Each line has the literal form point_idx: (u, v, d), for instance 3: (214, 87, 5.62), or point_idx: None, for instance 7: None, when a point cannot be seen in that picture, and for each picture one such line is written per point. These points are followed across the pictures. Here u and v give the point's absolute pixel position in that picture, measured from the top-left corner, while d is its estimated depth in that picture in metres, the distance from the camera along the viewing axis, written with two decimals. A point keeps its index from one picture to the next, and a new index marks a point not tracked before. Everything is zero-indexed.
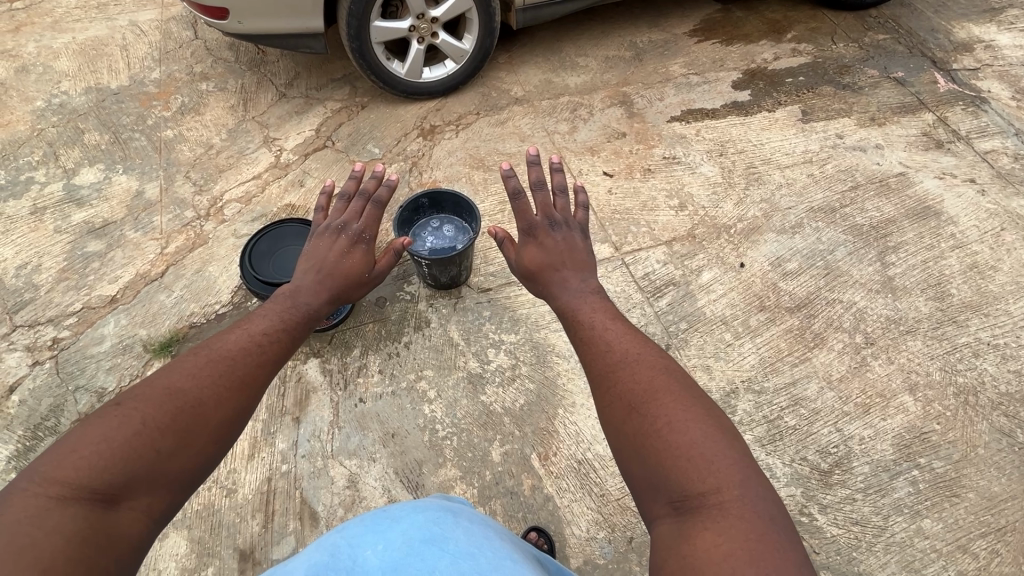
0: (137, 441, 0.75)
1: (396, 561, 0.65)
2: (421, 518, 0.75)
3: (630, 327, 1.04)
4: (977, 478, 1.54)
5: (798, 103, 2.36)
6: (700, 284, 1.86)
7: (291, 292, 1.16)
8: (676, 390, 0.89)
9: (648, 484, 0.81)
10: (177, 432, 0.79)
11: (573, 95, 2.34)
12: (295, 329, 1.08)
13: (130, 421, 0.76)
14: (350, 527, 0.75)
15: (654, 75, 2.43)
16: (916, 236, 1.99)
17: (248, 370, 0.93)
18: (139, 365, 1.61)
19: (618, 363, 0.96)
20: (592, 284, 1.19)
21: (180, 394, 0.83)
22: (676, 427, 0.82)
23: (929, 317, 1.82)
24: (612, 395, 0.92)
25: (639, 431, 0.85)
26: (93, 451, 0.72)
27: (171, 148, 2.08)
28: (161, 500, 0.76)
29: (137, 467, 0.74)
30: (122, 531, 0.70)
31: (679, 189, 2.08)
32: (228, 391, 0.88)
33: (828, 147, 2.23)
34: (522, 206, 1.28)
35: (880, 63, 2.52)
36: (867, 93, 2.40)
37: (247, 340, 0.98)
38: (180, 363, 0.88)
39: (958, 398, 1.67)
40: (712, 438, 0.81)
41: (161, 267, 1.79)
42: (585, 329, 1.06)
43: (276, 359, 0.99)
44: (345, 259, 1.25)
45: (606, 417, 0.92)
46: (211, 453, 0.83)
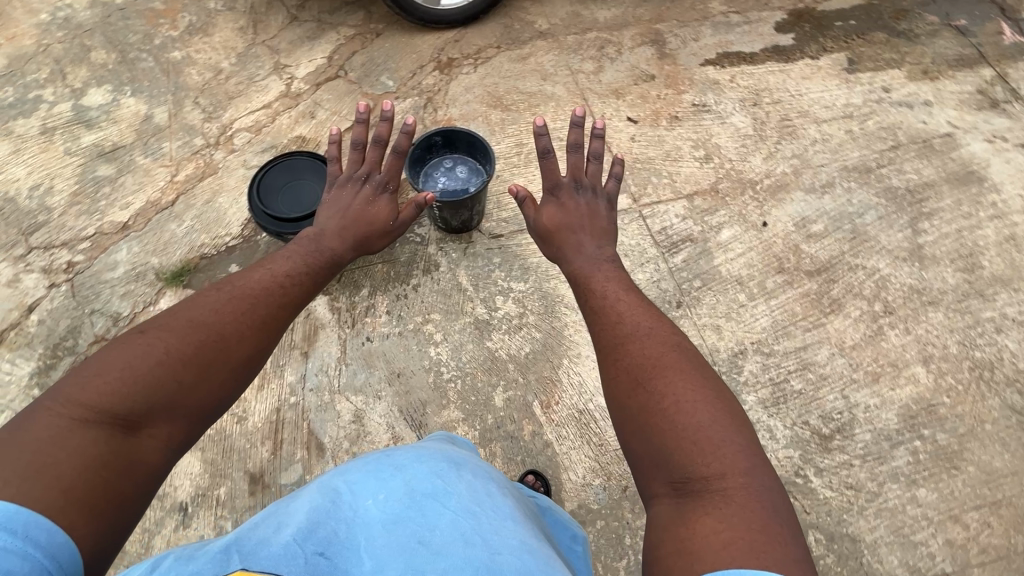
0: (157, 372, 0.79)
1: (398, 515, 0.70)
2: (425, 466, 0.79)
3: (642, 301, 1.07)
4: (980, 452, 1.53)
5: (844, 50, 2.18)
6: (719, 242, 1.80)
7: (314, 237, 1.19)
8: (684, 369, 0.91)
9: (649, 461, 0.84)
10: (198, 365, 0.83)
11: (602, 31, 2.18)
12: (317, 271, 1.13)
13: (154, 350, 0.80)
14: (353, 470, 0.79)
15: (690, 12, 2.24)
16: (953, 202, 1.89)
17: (268, 308, 0.98)
18: (152, 293, 1.63)
19: (628, 337, 0.98)
20: (604, 251, 1.20)
21: (203, 327, 0.87)
22: (683, 408, 0.84)
23: (954, 289, 1.75)
24: (618, 368, 0.95)
25: (645, 407, 0.87)
26: (116, 379, 0.75)
27: (180, 71, 2.01)
28: (176, 434, 0.80)
29: (159, 396, 0.78)
30: (142, 458, 0.74)
31: (707, 139, 1.97)
32: (249, 328, 0.93)
33: (872, 101, 2.07)
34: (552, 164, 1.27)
35: (942, 9, 2.30)
36: (923, 42, 2.21)
37: (268, 281, 1.03)
38: (202, 298, 0.92)
39: (973, 372, 1.64)
40: (719, 423, 0.83)
41: (172, 195, 1.77)
42: (598, 299, 1.09)
43: (297, 302, 1.05)
44: (368, 209, 1.26)
45: (611, 391, 0.95)
46: (229, 388, 0.88)
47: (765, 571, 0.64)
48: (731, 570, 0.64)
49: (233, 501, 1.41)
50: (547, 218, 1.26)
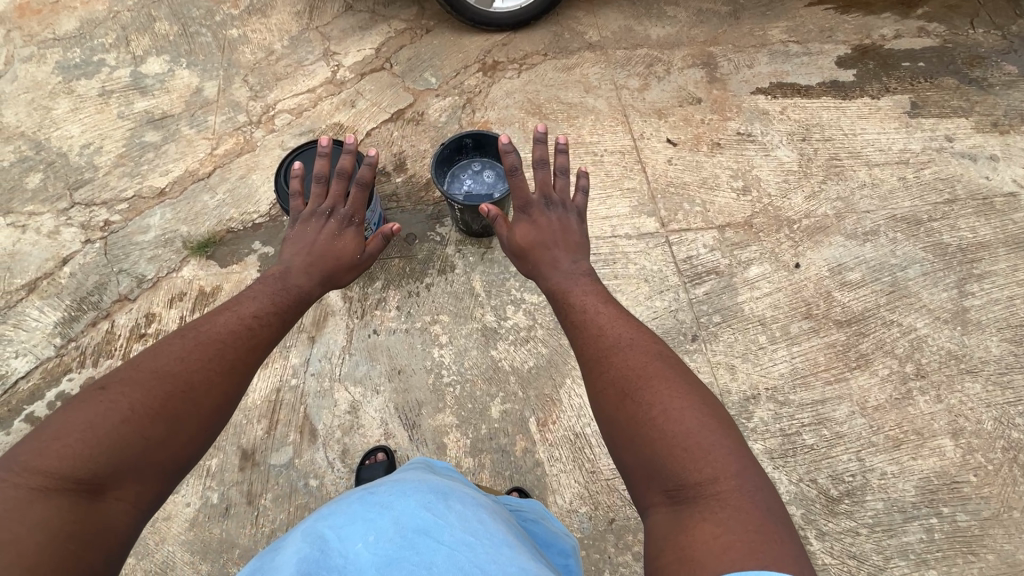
0: (120, 429, 0.79)
1: (391, 556, 0.70)
2: (410, 500, 0.81)
3: (619, 309, 1.04)
4: (1003, 541, 1.42)
5: (908, 93, 2.07)
6: (745, 278, 1.72)
7: (284, 273, 1.19)
8: (669, 375, 0.88)
9: (641, 472, 0.81)
10: (165, 418, 0.83)
11: (653, 48, 2.13)
12: (286, 310, 1.13)
13: (116, 409, 0.80)
14: (338, 511, 0.81)
15: (748, 37, 2.17)
16: (1009, 267, 1.76)
17: (237, 353, 0.97)
18: (177, 260, 1.68)
19: (611, 348, 0.95)
20: (582, 265, 1.18)
21: (167, 378, 0.87)
22: (671, 415, 0.82)
23: (997, 360, 1.63)
24: (602, 382, 0.92)
25: (632, 418, 0.84)
26: (78, 443, 0.76)
27: (234, 48, 2.07)
28: (146, 493, 0.80)
29: (124, 456, 0.78)
30: (110, 522, 0.74)
31: (747, 170, 1.90)
32: (216, 371, 0.92)
33: (932, 150, 1.96)
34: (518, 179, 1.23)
35: (1023, 59, 2.15)
36: (996, 93, 2.07)
37: (236, 323, 1.02)
38: (169, 346, 0.92)
39: (1007, 453, 1.51)
40: (708, 427, 0.80)
41: (209, 168, 1.83)
42: (575, 313, 1.05)
43: (269, 342, 1.05)
44: (334, 244, 1.28)
45: (596, 404, 0.91)
46: (202, 434, 0.88)
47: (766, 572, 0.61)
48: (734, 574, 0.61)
49: (222, 474, 1.43)
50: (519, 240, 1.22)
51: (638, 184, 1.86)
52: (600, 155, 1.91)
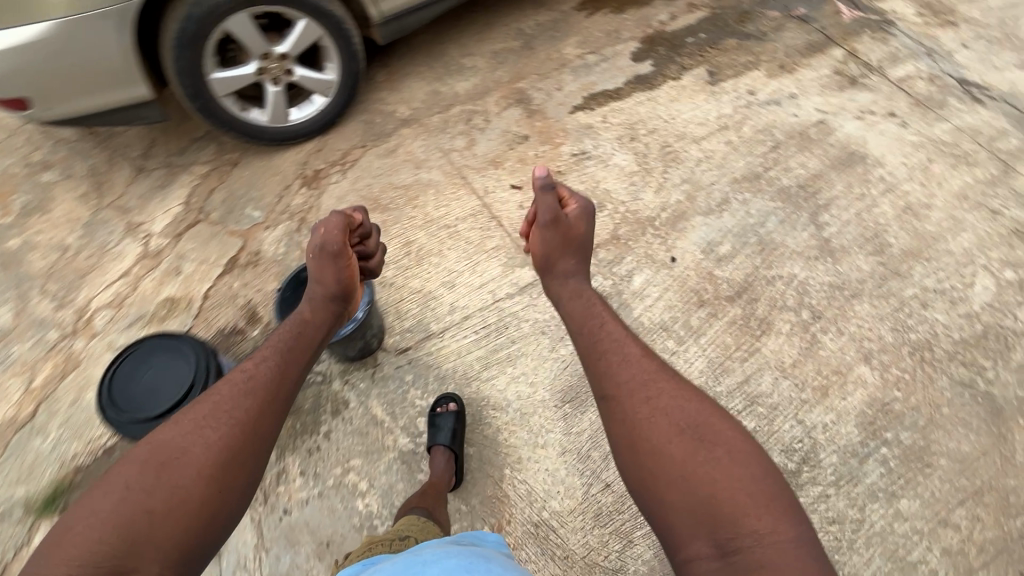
0: (124, 508, 0.85)
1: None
2: (451, 560, 0.79)
3: (647, 350, 1.21)
4: (945, 442, 1.47)
5: (703, 64, 2.21)
6: (633, 291, 1.72)
7: (299, 321, 1.22)
8: (717, 421, 1.06)
9: (688, 513, 0.97)
10: (167, 488, 0.88)
11: (465, 103, 2.13)
12: (280, 348, 1.13)
13: (116, 489, 0.86)
14: (383, 568, 0.82)
15: (547, 62, 2.23)
16: (845, 187, 1.89)
17: (237, 407, 0.99)
18: (22, 531, 1.40)
19: (656, 379, 1.14)
20: (585, 272, 1.46)
21: (167, 450, 0.92)
22: (723, 461, 1.00)
23: (872, 275, 1.72)
24: (653, 410, 1.08)
25: (687, 454, 1.02)
26: (97, 523, 0.83)
27: (20, 260, 1.81)
28: (171, 566, 0.84)
29: (132, 531, 0.83)
30: None
31: (595, 187, 1.92)
32: (219, 433, 0.95)
33: (742, 107, 2.09)
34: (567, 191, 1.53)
35: (780, 3, 2.38)
36: (772, 39, 2.26)
37: (233, 375, 1.04)
38: (177, 420, 0.97)
39: (914, 357, 1.59)
40: (755, 475, 0.98)
41: (30, 406, 1.56)
42: (607, 346, 1.22)
43: (274, 394, 1.04)
44: (320, 276, 1.29)
45: (643, 434, 1.07)
46: (214, 504, 0.91)
47: None
48: None
49: None
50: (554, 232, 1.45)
51: (501, 239, 1.82)
52: (454, 224, 1.85)
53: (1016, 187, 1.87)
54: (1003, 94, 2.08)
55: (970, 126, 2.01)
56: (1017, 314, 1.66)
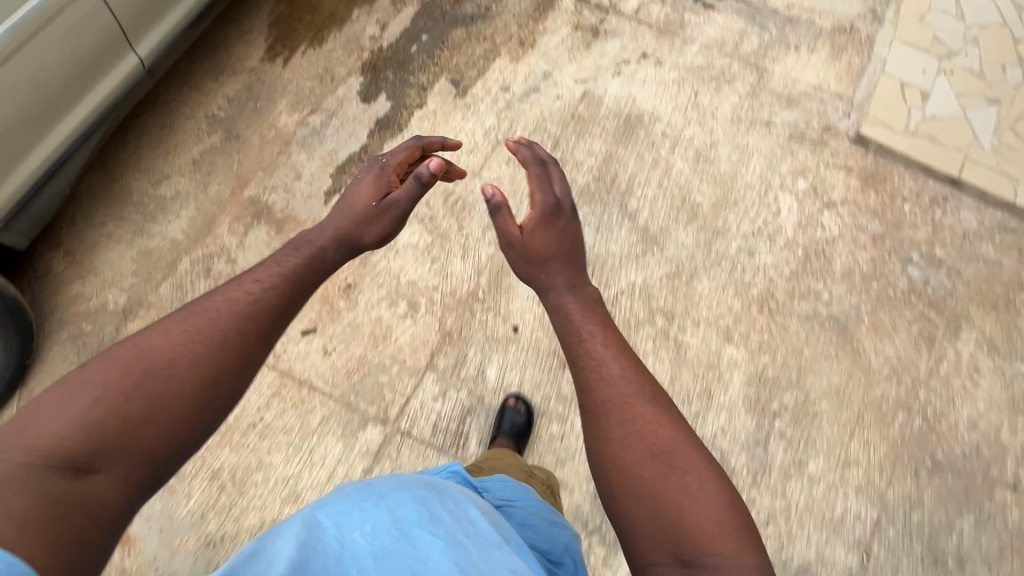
0: (98, 408, 0.72)
1: (387, 546, 0.68)
2: (408, 491, 0.76)
3: (634, 360, 1.00)
4: (819, 384, 1.53)
5: (441, 74, 1.88)
6: (493, 388, 1.51)
7: (317, 252, 1.13)
8: (693, 449, 0.87)
9: (653, 527, 0.82)
10: (149, 396, 0.75)
11: (192, 249, 1.64)
12: (292, 287, 1.02)
13: (91, 385, 0.73)
14: (334, 503, 0.74)
15: (267, 147, 1.76)
16: (637, 160, 1.77)
17: (232, 326, 0.88)
18: None
19: (631, 398, 0.94)
20: (580, 284, 1.16)
21: (150, 355, 0.79)
22: (693, 488, 0.83)
23: (698, 246, 1.67)
24: (628, 430, 0.89)
25: (658, 479, 0.84)
26: (63, 419, 0.70)
27: None
28: (142, 471, 0.73)
29: (106, 434, 0.71)
30: (93, 505, 0.67)
31: (397, 284, 1.61)
32: (209, 353, 0.83)
33: (504, 111, 1.83)
34: (530, 187, 1.21)
35: None
36: (497, 12, 1.97)
37: (233, 294, 0.93)
38: (161, 325, 0.84)
39: (764, 312, 1.60)
40: (726, 505, 0.82)
41: None
42: (585, 357, 1.01)
43: (273, 322, 0.94)
44: (364, 228, 1.22)
45: (612, 453, 0.89)
46: (197, 420, 0.79)
47: None
48: None
49: None
50: (514, 249, 1.19)
51: (324, 406, 1.48)
52: (259, 417, 1.46)
53: (774, 89, 1.88)
54: None
55: (713, 39, 1.95)
56: (823, 221, 1.71)
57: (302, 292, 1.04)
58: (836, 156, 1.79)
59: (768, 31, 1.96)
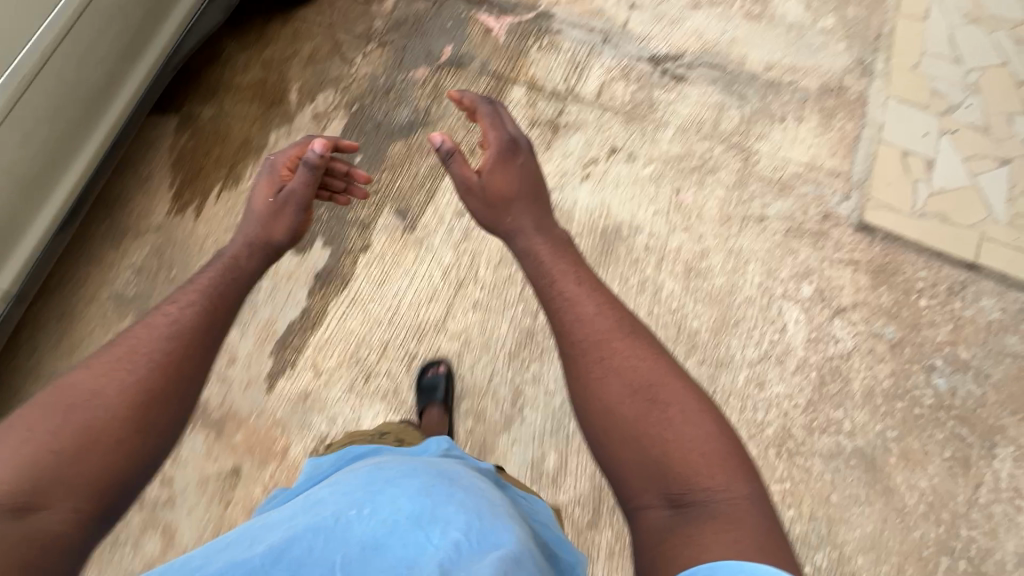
0: (27, 452, 0.68)
1: (379, 536, 0.59)
2: (415, 478, 0.67)
3: (608, 296, 0.95)
4: (852, 536, 1.37)
5: (384, 203, 1.61)
6: None
7: (230, 264, 1.02)
8: (675, 381, 0.84)
9: (638, 469, 0.79)
10: (83, 429, 0.71)
11: None
12: (223, 292, 0.95)
13: (16, 435, 0.69)
14: (343, 483, 0.69)
15: None
16: (621, 284, 1.55)
17: (165, 343, 0.82)
18: None
19: (609, 334, 0.90)
20: (547, 221, 1.13)
21: (76, 392, 0.75)
22: (677, 422, 0.80)
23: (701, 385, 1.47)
24: (607, 368, 0.86)
25: (641, 415, 0.81)
26: None
27: None
28: (92, 502, 0.69)
29: (40, 477, 0.67)
30: (39, 540, 0.63)
31: None
32: (140, 372, 0.78)
33: (462, 241, 1.58)
34: (481, 127, 1.16)
35: (419, 52, 1.77)
36: (439, 115, 1.70)
37: (165, 314, 0.86)
38: (89, 359, 0.79)
39: (783, 456, 1.43)
40: (713, 434, 0.79)
41: None
42: (559, 298, 0.96)
43: (209, 336, 0.87)
44: (268, 228, 1.09)
45: (593, 394, 0.85)
46: (143, 439, 0.75)
47: (755, 564, 0.62)
48: (733, 566, 0.63)
49: None
50: (474, 194, 1.15)
51: None
52: None
53: (763, 174, 1.66)
54: (698, 54, 1.77)
55: (689, 119, 1.71)
56: (835, 332, 1.52)
57: (230, 300, 0.96)
58: (840, 249, 1.59)
59: (748, 102, 1.72)
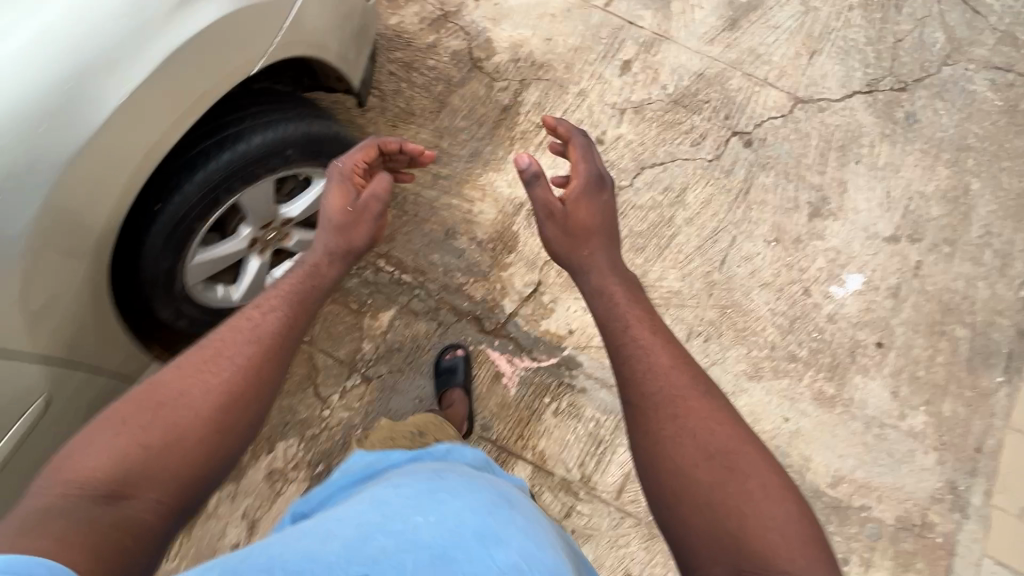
0: (121, 441, 0.75)
1: (445, 546, 0.58)
2: (475, 498, 0.69)
3: (683, 353, 0.94)
4: None
5: None
6: None
7: (311, 271, 1.02)
8: (752, 451, 0.83)
9: (707, 539, 0.77)
10: (169, 428, 0.78)
11: None
12: (302, 306, 0.97)
13: (111, 422, 0.77)
14: (404, 484, 0.72)
15: None
16: None
17: (240, 350, 0.87)
18: None
19: (686, 394, 0.89)
20: (614, 259, 1.09)
21: (162, 393, 0.81)
22: (757, 495, 0.78)
23: None
24: (680, 428, 0.85)
25: (718, 481, 0.80)
26: (94, 452, 0.73)
27: None
28: (173, 498, 0.76)
29: (131, 465, 0.74)
30: (129, 526, 0.69)
31: None
32: (221, 378, 0.84)
33: None
34: (573, 157, 1.13)
35: (410, 393, 1.46)
36: None
37: (243, 317, 0.92)
38: (178, 362, 0.85)
39: None
40: (793, 513, 0.77)
41: None
42: (631, 345, 0.95)
43: (287, 348, 0.92)
44: (348, 236, 1.05)
45: (667, 452, 0.84)
46: (220, 443, 0.81)
47: None
48: None
49: None
50: (555, 220, 1.10)
51: None
52: None
53: None
54: None
55: None
56: None
57: (310, 312, 0.98)
58: None
59: None
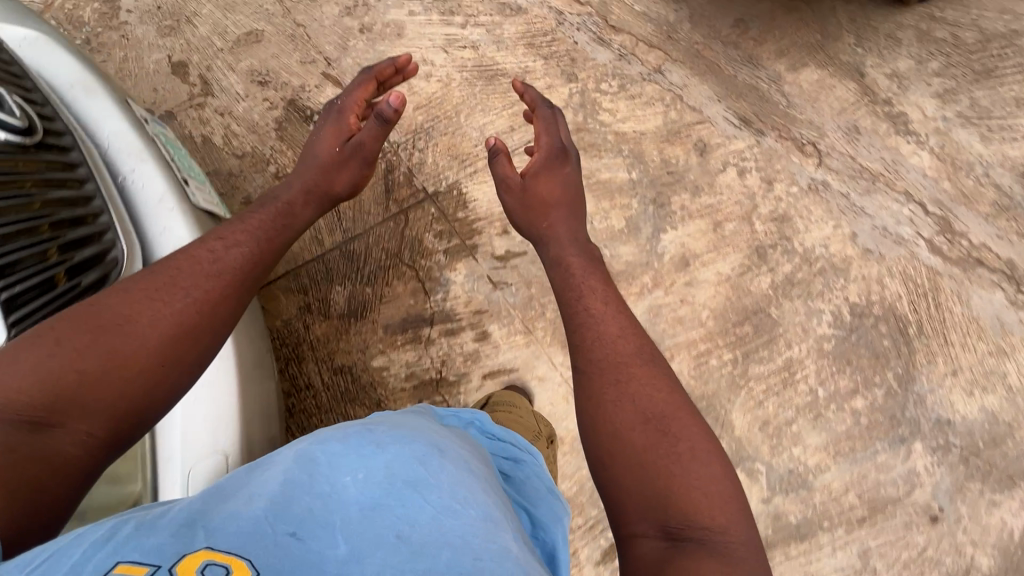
0: (53, 363, 0.82)
1: (376, 499, 0.64)
2: (411, 446, 0.73)
3: (632, 324, 1.05)
4: None
5: None
6: None
7: (286, 210, 1.20)
8: (686, 417, 0.90)
9: (639, 501, 0.83)
10: (109, 360, 0.85)
11: None
12: (263, 257, 1.09)
13: (46, 345, 0.83)
14: (334, 441, 0.72)
15: None
16: None
17: (193, 279, 0.96)
18: None
19: (629, 361, 0.98)
20: (578, 222, 1.28)
21: (100, 315, 0.88)
22: (687, 457, 0.85)
23: None
24: (621, 392, 0.93)
25: (650, 443, 0.87)
26: (15, 378, 0.79)
27: None
28: (103, 428, 0.84)
29: (61, 388, 0.81)
30: (54, 452, 0.79)
31: None
32: (171, 304, 0.92)
33: None
34: (537, 130, 1.34)
35: None
36: None
37: (202, 252, 1.01)
38: (129, 286, 0.93)
39: None
40: (718, 477, 0.84)
41: None
42: (584, 315, 1.06)
43: (240, 287, 1.02)
44: (332, 179, 1.29)
45: (604, 415, 0.92)
46: (161, 373, 0.89)
47: None
48: None
49: None
50: (515, 192, 1.32)
51: None
52: None
53: None
54: None
55: None
56: None
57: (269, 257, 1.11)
58: None
59: None
